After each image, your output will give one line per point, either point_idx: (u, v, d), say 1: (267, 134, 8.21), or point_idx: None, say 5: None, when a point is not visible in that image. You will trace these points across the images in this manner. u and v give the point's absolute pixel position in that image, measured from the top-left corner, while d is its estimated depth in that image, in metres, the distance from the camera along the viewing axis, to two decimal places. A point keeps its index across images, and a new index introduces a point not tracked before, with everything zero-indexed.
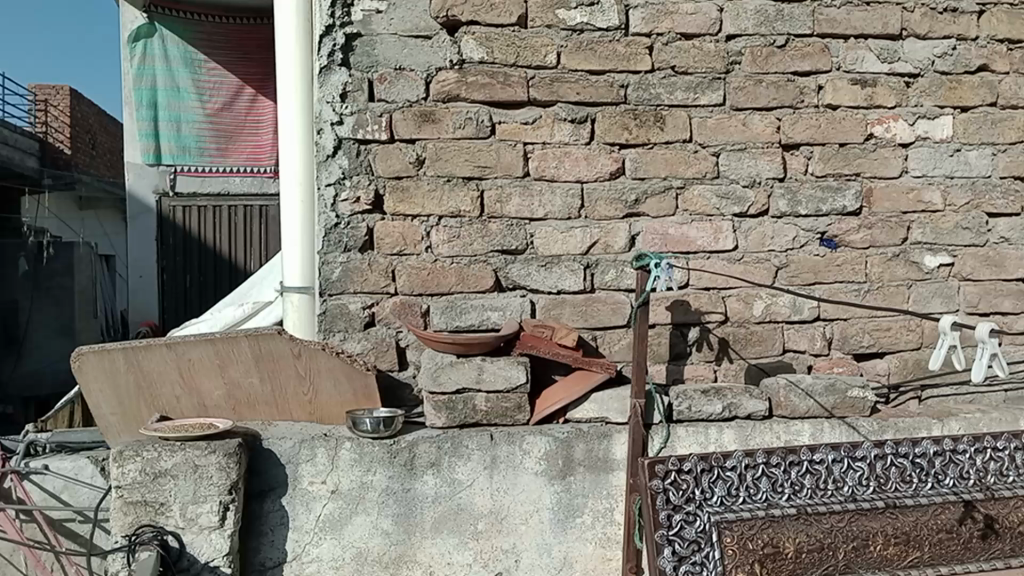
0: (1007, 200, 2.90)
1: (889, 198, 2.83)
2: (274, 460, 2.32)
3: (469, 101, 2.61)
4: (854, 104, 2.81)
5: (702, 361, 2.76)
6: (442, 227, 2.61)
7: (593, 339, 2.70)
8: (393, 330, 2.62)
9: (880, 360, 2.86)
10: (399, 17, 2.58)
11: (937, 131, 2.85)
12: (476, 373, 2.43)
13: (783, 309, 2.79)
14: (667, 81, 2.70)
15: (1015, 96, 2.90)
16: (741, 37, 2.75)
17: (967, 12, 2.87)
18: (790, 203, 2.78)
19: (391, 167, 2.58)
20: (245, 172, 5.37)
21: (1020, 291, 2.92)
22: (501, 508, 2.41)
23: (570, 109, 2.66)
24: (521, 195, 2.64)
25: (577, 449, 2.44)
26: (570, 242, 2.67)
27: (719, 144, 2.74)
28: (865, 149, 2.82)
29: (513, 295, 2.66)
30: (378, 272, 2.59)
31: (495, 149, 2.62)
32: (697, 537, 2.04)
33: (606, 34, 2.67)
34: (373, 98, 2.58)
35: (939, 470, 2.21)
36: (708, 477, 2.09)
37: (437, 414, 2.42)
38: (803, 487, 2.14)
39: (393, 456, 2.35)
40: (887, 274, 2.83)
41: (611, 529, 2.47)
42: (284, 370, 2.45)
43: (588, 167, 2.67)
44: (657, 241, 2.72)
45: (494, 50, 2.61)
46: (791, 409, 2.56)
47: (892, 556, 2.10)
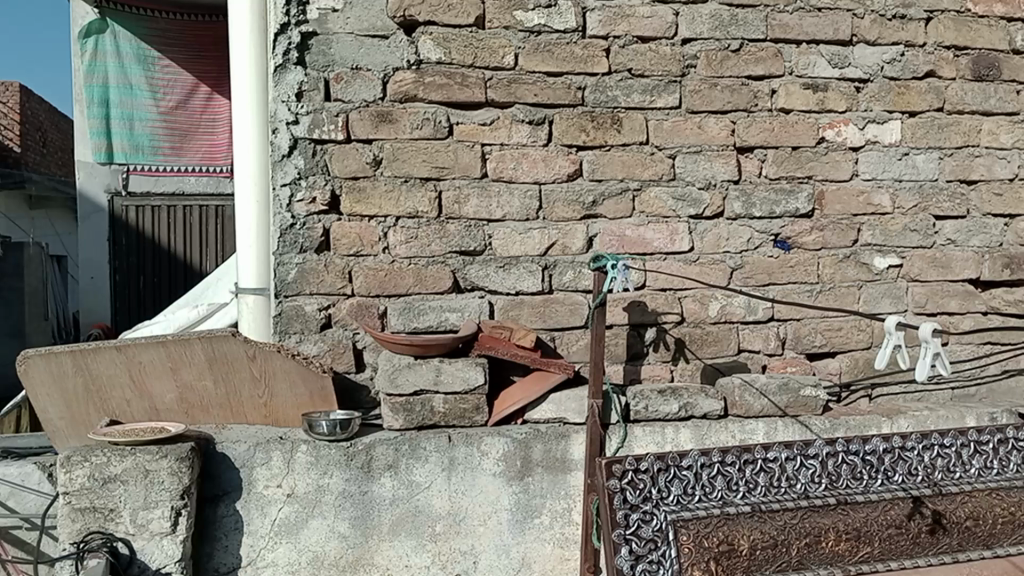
0: (953, 203, 2.97)
1: (840, 200, 2.89)
2: (228, 464, 2.28)
3: (426, 101, 2.60)
4: (806, 108, 2.86)
5: (659, 361, 2.79)
6: (399, 228, 2.59)
7: (551, 340, 2.71)
8: (350, 331, 2.60)
9: (832, 360, 2.92)
10: (355, 17, 2.56)
11: (887, 135, 2.92)
12: (433, 374, 2.43)
13: (738, 310, 2.83)
14: (624, 84, 2.73)
15: (960, 102, 2.97)
16: (696, 41, 2.78)
17: (915, 19, 2.93)
18: (744, 205, 2.82)
19: (348, 168, 2.56)
20: (199, 172, 5.27)
21: (966, 291, 3.00)
22: (459, 510, 2.40)
23: (527, 110, 2.66)
24: (479, 197, 2.64)
25: (535, 449, 2.45)
26: (527, 243, 2.68)
27: (675, 146, 2.77)
28: (817, 152, 2.87)
29: (471, 296, 2.65)
30: (335, 273, 2.57)
31: (453, 149, 2.61)
32: (654, 535, 2.06)
33: (564, 36, 2.69)
34: (330, 98, 2.56)
35: (889, 466, 2.26)
36: (665, 475, 2.11)
37: (394, 416, 2.41)
38: (757, 485, 2.17)
39: (350, 458, 2.33)
40: (838, 275, 2.89)
41: (568, 529, 2.49)
42: (238, 373, 2.41)
43: (546, 168, 2.68)
44: (613, 242, 2.73)
45: (452, 51, 2.61)
46: (745, 408, 2.60)
47: (844, 552, 2.14)
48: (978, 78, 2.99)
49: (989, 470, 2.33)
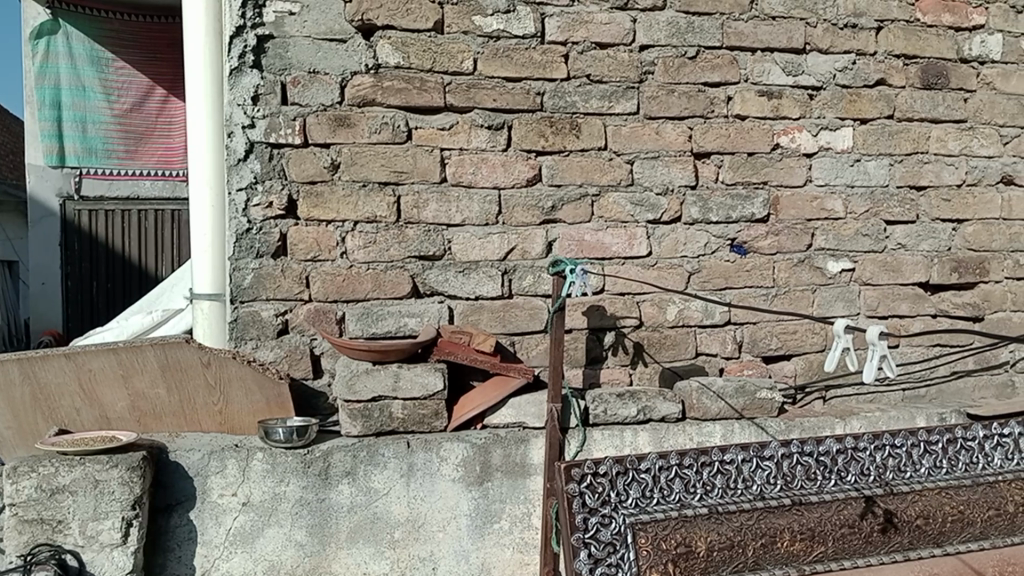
0: (903, 208, 3.04)
1: (795, 205, 2.94)
2: (181, 473, 2.24)
3: (385, 105, 2.59)
4: (761, 115, 2.90)
5: (618, 364, 2.81)
6: (357, 233, 2.57)
7: (511, 344, 2.71)
8: (308, 337, 2.57)
9: (787, 362, 2.97)
10: (313, 20, 2.54)
11: (839, 142, 2.97)
12: (392, 380, 2.41)
13: (696, 313, 2.86)
14: (583, 89, 2.74)
15: (910, 110, 3.04)
16: (654, 47, 2.81)
17: (866, 28, 3.00)
18: (702, 210, 2.86)
19: (305, 172, 2.53)
20: (155, 176, 5.11)
21: (916, 295, 3.07)
22: (418, 516, 2.39)
23: (486, 115, 2.67)
24: (438, 201, 2.63)
25: (495, 454, 2.44)
26: (487, 247, 2.68)
27: (633, 151, 2.79)
28: (772, 159, 2.92)
29: (431, 301, 2.64)
30: (292, 278, 2.54)
31: (411, 154, 2.60)
32: (612, 539, 2.07)
33: (522, 41, 2.69)
34: (287, 101, 2.53)
35: (842, 467, 2.30)
36: (623, 479, 2.12)
37: (353, 422, 2.40)
38: (713, 487, 2.19)
39: (307, 465, 2.31)
40: (793, 279, 2.94)
41: (528, 533, 2.49)
42: (192, 380, 2.38)
43: (505, 173, 2.68)
44: (572, 246, 2.75)
45: (410, 56, 2.60)
46: (702, 411, 2.63)
47: (799, 552, 2.17)
48: (928, 86, 3.06)
49: (938, 469, 2.37)
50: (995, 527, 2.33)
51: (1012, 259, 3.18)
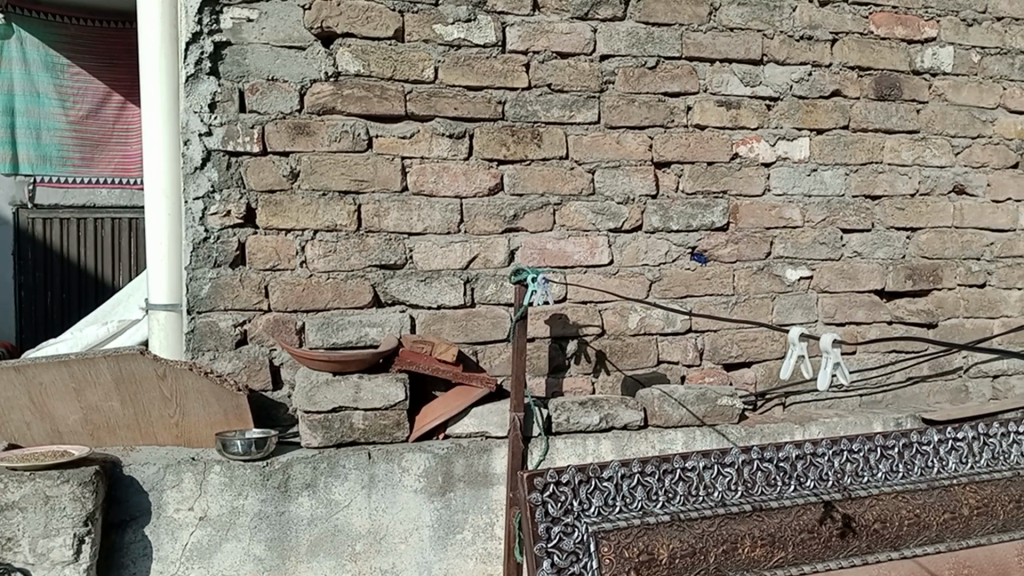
0: (859, 217, 3.10)
1: (754, 214, 2.98)
2: (136, 487, 2.20)
3: (345, 113, 2.57)
4: (720, 124, 2.94)
5: (580, 373, 2.81)
6: (317, 241, 2.55)
7: (473, 353, 2.71)
8: (267, 347, 2.54)
9: (748, 369, 3.00)
10: (271, 27, 2.52)
11: (796, 151, 3.02)
12: (353, 391, 2.39)
13: (657, 321, 2.88)
14: (544, 99, 2.75)
15: (865, 120, 3.10)
16: (614, 57, 2.83)
17: (822, 40, 3.05)
18: (662, 218, 2.88)
19: (263, 180, 2.51)
20: (113, 184, 4.68)
21: (872, 302, 3.13)
22: (380, 528, 2.37)
23: (447, 124, 2.66)
24: (399, 210, 2.62)
25: (457, 464, 2.43)
26: (449, 256, 2.67)
27: (594, 160, 2.81)
28: (731, 168, 2.95)
29: (392, 310, 2.63)
30: (250, 288, 2.51)
31: (372, 162, 2.59)
32: (575, 548, 2.07)
33: (483, 50, 2.69)
34: (245, 109, 2.50)
35: (801, 473, 2.32)
36: (586, 487, 2.12)
37: (313, 433, 2.37)
38: (675, 494, 2.20)
39: (266, 478, 2.28)
40: (752, 287, 2.98)
41: (491, 543, 2.48)
42: (147, 393, 2.33)
43: (466, 182, 2.68)
44: (534, 255, 2.75)
45: (371, 64, 2.58)
46: (664, 419, 2.66)
47: (759, 557, 2.19)
48: (881, 98, 3.12)
49: (895, 474, 2.40)
50: (951, 530, 2.37)
51: (965, 267, 3.24)
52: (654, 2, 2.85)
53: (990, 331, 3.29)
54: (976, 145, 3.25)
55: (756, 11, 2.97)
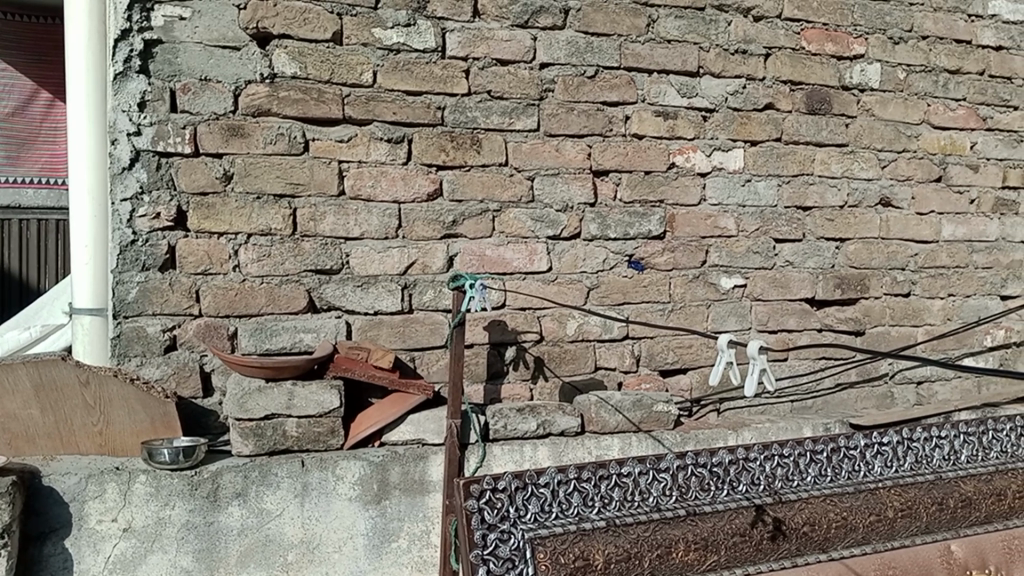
0: (791, 227, 3.18)
1: (689, 223, 3.02)
2: (56, 498, 2.11)
3: (280, 116, 2.53)
4: (658, 134, 2.98)
5: (518, 379, 2.82)
6: (251, 245, 2.50)
7: (411, 360, 2.69)
8: (198, 353, 2.48)
9: (683, 376, 3.05)
10: (204, 26, 2.46)
11: (731, 162, 3.08)
12: (286, 398, 2.36)
13: (594, 328, 2.90)
14: (483, 105, 2.75)
15: (796, 133, 3.18)
16: (554, 66, 2.85)
17: (756, 54, 3.12)
18: (600, 226, 2.90)
19: (195, 182, 2.45)
20: (40, 184, 4.14)
21: (804, 310, 3.21)
22: (313, 538, 2.32)
23: (385, 128, 2.64)
24: (336, 214, 2.58)
25: (393, 472, 2.40)
26: (387, 262, 2.65)
27: (533, 168, 2.82)
28: (668, 177, 3.00)
29: (328, 316, 2.59)
30: (180, 293, 2.45)
31: (308, 166, 2.55)
32: (511, 555, 2.07)
33: (423, 56, 2.68)
34: (176, 109, 2.44)
35: (734, 477, 2.36)
36: (523, 494, 2.12)
37: (244, 441, 2.31)
38: (611, 500, 2.21)
39: (194, 487, 2.22)
40: (688, 295, 3.03)
41: (427, 551, 2.44)
42: (69, 400, 2.25)
43: (405, 187, 2.66)
44: (473, 261, 2.74)
45: (308, 66, 2.55)
46: (601, 425, 2.68)
47: (692, 561, 2.20)
48: (812, 112, 3.21)
49: (824, 478, 2.45)
50: (876, 532, 2.41)
51: (890, 277, 3.35)
52: (594, 13, 2.88)
53: (914, 339, 3.40)
54: (901, 159, 3.37)
55: (693, 24, 3.02)
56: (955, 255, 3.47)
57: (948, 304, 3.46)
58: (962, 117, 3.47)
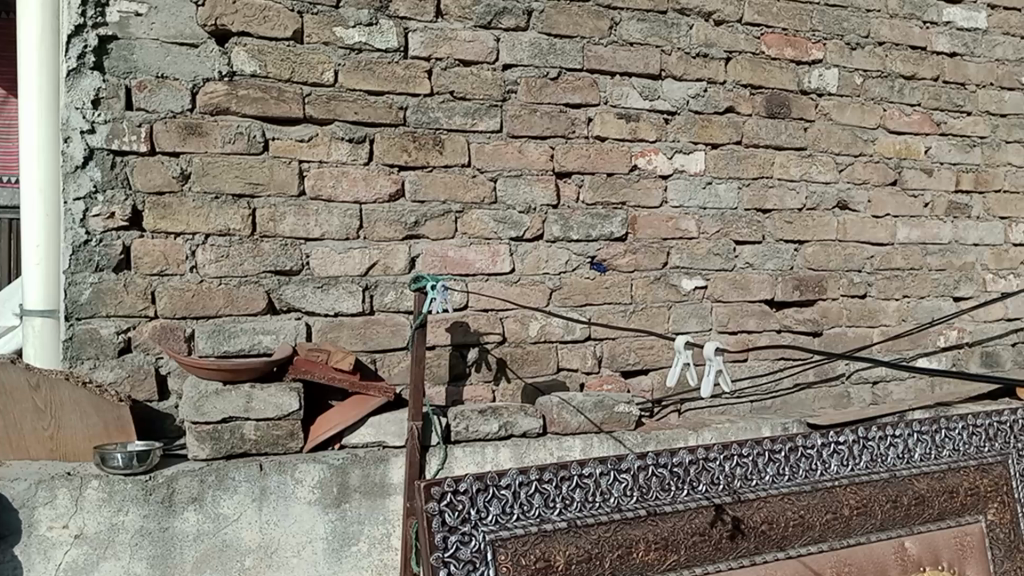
0: (751, 229, 3.21)
1: (651, 225, 3.05)
2: (5, 505, 2.06)
3: (239, 114, 2.49)
4: (620, 137, 3.00)
5: (481, 381, 2.81)
6: (209, 246, 2.47)
7: (372, 362, 2.67)
8: (153, 356, 2.43)
9: (645, 377, 3.07)
10: (161, 22, 2.42)
11: (692, 165, 3.11)
12: (244, 401, 2.33)
13: (557, 329, 2.91)
14: (446, 106, 2.74)
15: (757, 137, 3.22)
16: (517, 67, 2.85)
17: (717, 58, 3.15)
18: (562, 228, 2.91)
19: (151, 181, 2.41)
20: None
21: (763, 311, 3.25)
22: (271, 542, 2.29)
23: (347, 128, 2.62)
24: (296, 215, 2.55)
25: (353, 475, 2.38)
26: (347, 263, 2.62)
27: (496, 169, 2.82)
28: (630, 179, 3.01)
29: (287, 318, 2.56)
30: (135, 294, 2.40)
31: (268, 166, 2.52)
32: (472, 557, 2.06)
33: (385, 55, 2.67)
34: (131, 106, 2.40)
35: (694, 477, 2.35)
36: (484, 496, 2.11)
37: (201, 445, 2.28)
38: (572, 501, 2.20)
39: (149, 492, 2.18)
40: (649, 296, 3.05)
41: (387, 555, 2.42)
42: (19, 404, 2.20)
43: (366, 187, 2.64)
44: (435, 262, 2.73)
45: (268, 64, 2.52)
46: (563, 426, 2.69)
47: (653, 561, 2.22)
48: (772, 116, 3.25)
49: (782, 477, 2.45)
50: (832, 530, 2.45)
51: (848, 278, 3.41)
52: (557, 14, 2.89)
53: (870, 339, 3.46)
54: (858, 163, 3.43)
55: (655, 27, 3.04)
56: (910, 257, 3.54)
57: (903, 305, 3.53)
58: (917, 122, 3.54)
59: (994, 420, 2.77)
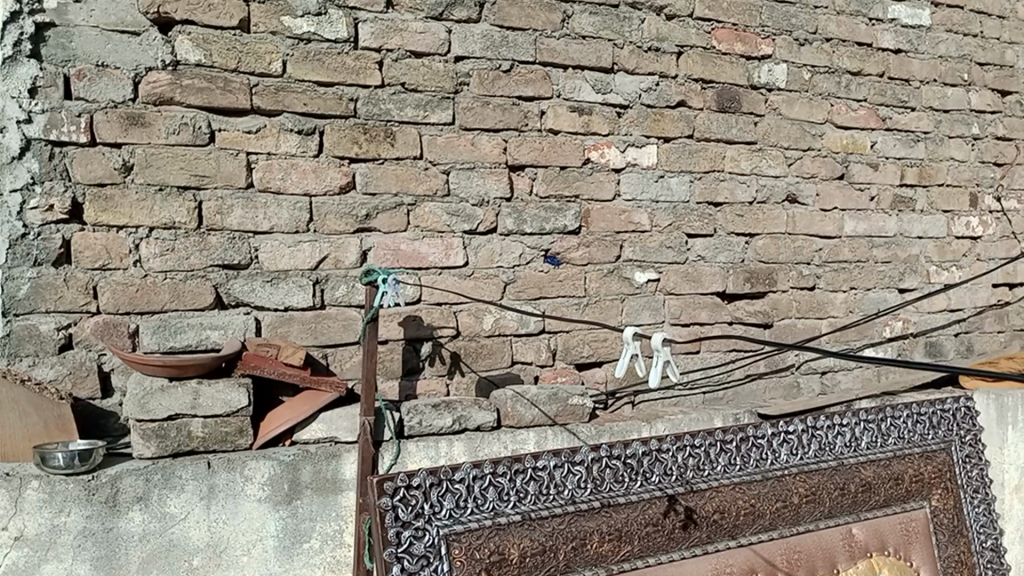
0: (702, 223, 3.25)
1: (604, 218, 3.06)
2: None
3: (184, 105, 2.44)
4: (573, 130, 3.00)
5: (435, 375, 2.79)
6: (153, 240, 2.41)
7: (323, 357, 2.63)
8: (95, 352, 2.37)
9: (599, 369, 3.08)
10: (101, 9, 2.35)
11: (644, 158, 3.13)
12: (190, 397, 2.29)
13: (511, 323, 2.90)
14: (397, 98, 2.71)
15: (708, 130, 3.25)
16: (469, 59, 2.83)
17: (668, 52, 3.17)
18: (516, 221, 2.90)
19: (92, 173, 2.34)
20: None
21: (715, 303, 3.29)
22: (220, 540, 2.25)
23: (296, 119, 2.57)
24: (244, 208, 2.51)
25: (305, 471, 2.34)
26: (297, 256, 2.58)
27: (448, 162, 2.80)
28: (582, 173, 3.02)
29: (235, 312, 2.52)
30: (76, 289, 2.33)
31: (214, 157, 2.47)
32: (426, 552, 2.04)
33: (335, 46, 2.63)
34: (70, 96, 2.33)
35: (647, 469, 2.36)
36: (437, 490, 2.09)
37: (146, 443, 2.23)
38: (527, 493, 2.19)
39: (92, 492, 2.12)
40: (603, 289, 3.06)
41: (340, 551, 2.39)
42: None
43: (316, 180, 2.60)
44: (387, 256, 2.70)
45: (213, 54, 2.46)
46: (517, 419, 2.69)
47: (607, 553, 2.23)
48: (722, 110, 3.29)
49: (733, 466, 2.48)
50: (782, 518, 2.49)
51: (797, 271, 3.46)
52: (509, 7, 2.87)
53: (819, 331, 3.53)
54: (806, 157, 3.48)
55: (607, 21, 3.05)
56: (857, 250, 3.61)
57: (850, 297, 3.60)
58: (862, 117, 3.61)
59: (937, 408, 2.84)
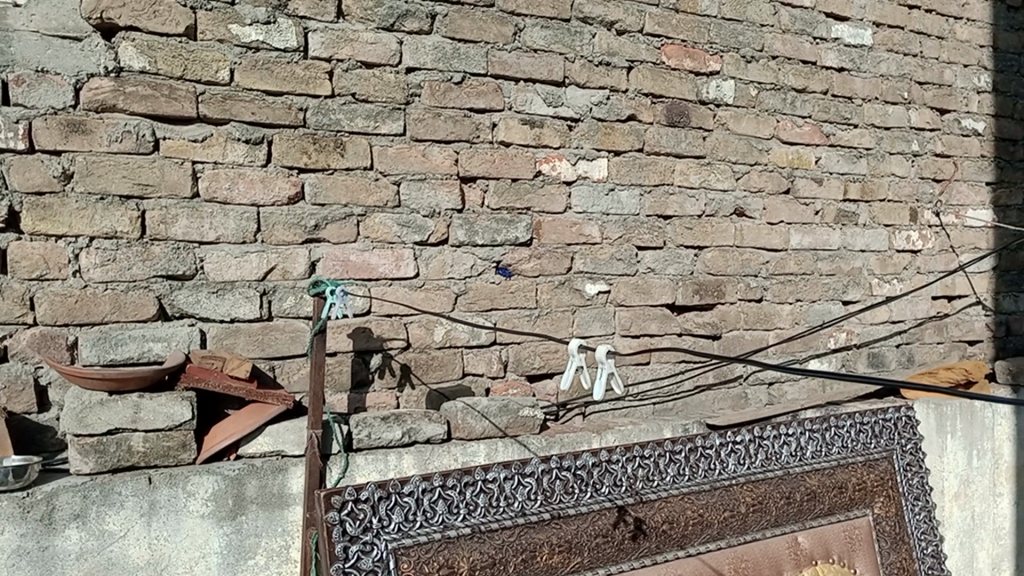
0: (652, 235, 3.28)
1: (555, 230, 3.07)
2: None
3: (127, 112, 2.39)
4: (524, 142, 3.01)
5: (384, 388, 2.77)
6: (94, 249, 2.35)
7: (270, 369, 2.59)
8: (31, 365, 2.31)
9: (550, 380, 3.09)
10: (41, 14, 2.30)
11: (595, 171, 3.16)
12: (131, 411, 2.23)
13: (462, 335, 2.90)
14: (348, 108, 2.70)
15: (657, 144, 3.30)
16: (420, 70, 2.83)
17: (619, 66, 3.21)
18: (467, 233, 2.90)
19: (30, 181, 2.28)
20: None
21: (664, 315, 3.33)
22: (161, 558, 2.20)
23: (243, 128, 2.54)
24: (189, 217, 2.46)
25: (249, 486, 2.30)
26: (244, 267, 2.54)
27: (399, 173, 2.79)
28: (534, 185, 3.03)
29: (180, 324, 2.47)
30: (11, 300, 2.27)
31: (158, 166, 2.42)
32: (374, 566, 2.01)
33: (284, 55, 2.61)
34: (8, 102, 2.27)
35: (597, 480, 2.37)
36: (386, 504, 2.07)
37: (84, 459, 2.18)
38: (476, 506, 2.19)
39: (25, 510, 2.05)
40: (554, 301, 3.07)
41: (285, 567, 2.36)
42: None
43: (264, 190, 2.57)
44: (336, 267, 2.68)
45: (158, 61, 2.42)
46: (467, 431, 2.69)
47: (556, 564, 2.23)
48: (672, 124, 3.33)
49: (682, 477, 2.51)
50: (730, 527, 2.51)
51: (744, 283, 3.53)
52: (461, 19, 2.88)
53: (766, 342, 3.59)
54: (753, 171, 3.54)
55: (558, 35, 3.08)
56: (802, 263, 3.68)
57: (796, 309, 3.67)
58: (807, 133, 3.70)
59: (878, 417, 2.92)
